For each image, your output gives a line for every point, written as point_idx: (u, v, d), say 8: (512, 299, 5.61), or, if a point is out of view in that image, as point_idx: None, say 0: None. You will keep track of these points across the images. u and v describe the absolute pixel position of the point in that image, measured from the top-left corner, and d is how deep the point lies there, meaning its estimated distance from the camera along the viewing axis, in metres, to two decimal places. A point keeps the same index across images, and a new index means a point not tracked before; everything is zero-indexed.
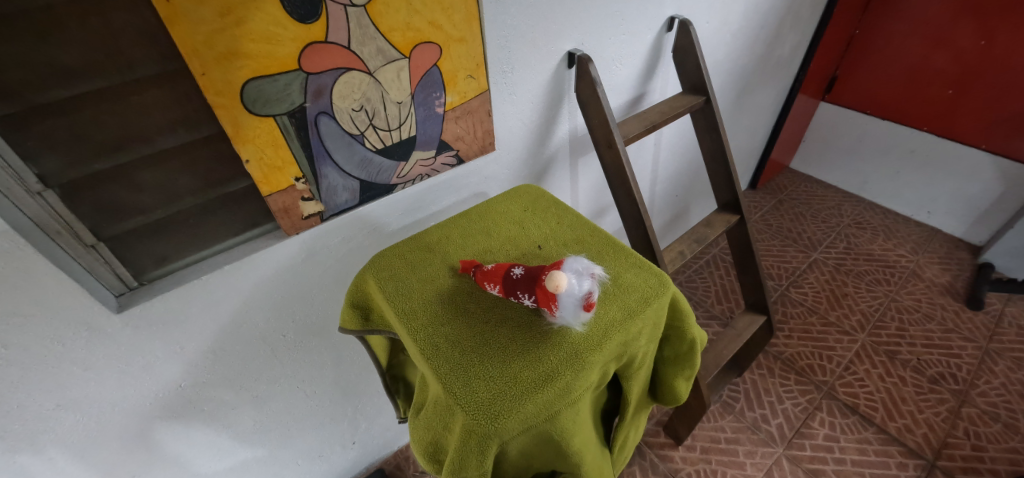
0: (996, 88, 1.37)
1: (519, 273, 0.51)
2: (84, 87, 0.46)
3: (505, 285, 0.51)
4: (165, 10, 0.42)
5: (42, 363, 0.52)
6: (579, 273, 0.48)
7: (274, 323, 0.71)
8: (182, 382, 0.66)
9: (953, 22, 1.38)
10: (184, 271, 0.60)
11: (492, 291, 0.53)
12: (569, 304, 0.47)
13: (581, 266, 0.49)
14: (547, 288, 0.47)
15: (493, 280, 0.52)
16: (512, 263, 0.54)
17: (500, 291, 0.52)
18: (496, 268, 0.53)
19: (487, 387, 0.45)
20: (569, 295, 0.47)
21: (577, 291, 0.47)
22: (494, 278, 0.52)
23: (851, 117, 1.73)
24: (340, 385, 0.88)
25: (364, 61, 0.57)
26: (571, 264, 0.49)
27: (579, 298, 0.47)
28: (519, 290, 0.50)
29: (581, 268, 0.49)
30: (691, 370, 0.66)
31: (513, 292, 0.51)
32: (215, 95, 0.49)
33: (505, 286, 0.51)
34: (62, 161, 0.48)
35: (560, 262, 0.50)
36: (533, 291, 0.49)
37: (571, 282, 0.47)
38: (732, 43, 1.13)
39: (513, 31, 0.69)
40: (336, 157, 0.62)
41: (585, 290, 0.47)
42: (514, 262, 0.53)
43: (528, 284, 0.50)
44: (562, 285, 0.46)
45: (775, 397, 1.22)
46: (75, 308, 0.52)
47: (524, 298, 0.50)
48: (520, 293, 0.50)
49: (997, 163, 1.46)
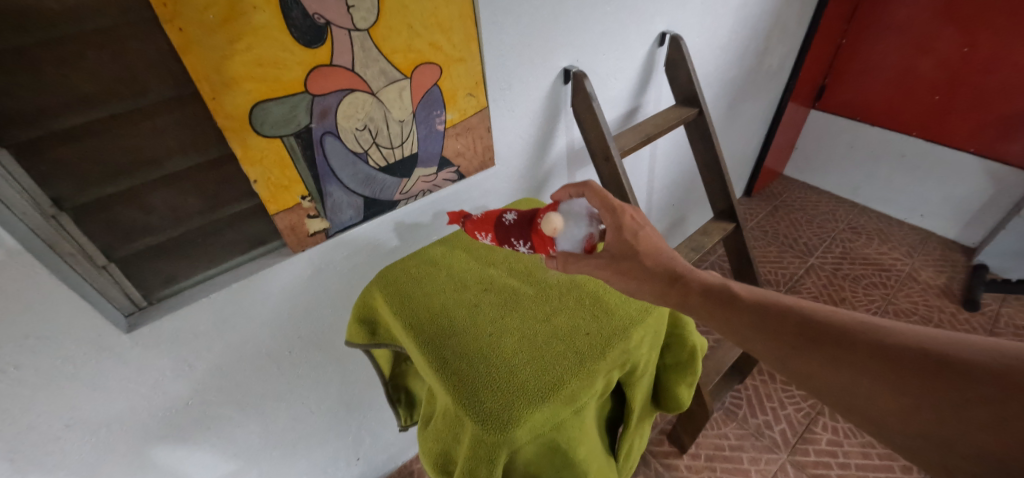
0: (981, 93, 1.40)
1: (510, 220, 0.58)
2: (98, 114, 0.47)
3: (495, 233, 0.59)
4: (177, 39, 0.44)
5: (53, 383, 0.53)
6: (579, 215, 0.55)
7: (279, 340, 0.72)
8: (189, 401, 0.67)
9: (936, 29, 1.42)
10: (193, 290, 0.61)
11: (482, 238, 0.60)
12: (563, 246, 0.54)
13: (580, 207, 0.57)
14: (545, 230, 0.54)
15: (484, 229, 0.59)
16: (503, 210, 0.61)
17: (492, 239, 0.60)
18: (488, 217, 0.60)
19: (496, 398, 0.47)
20: (568, 235, 0.54)
21: (571, 233, 0.54)
22: (484, 227, 0.60)
23: (841, 124, 1.76)
24: (345, 400, 0.88)
25: (367, 82, 0.59)
26: (570, 207, 0.56)
27: (581, 239, 0.54)
28: (513, 236, 0.58)
29: (580, 209, 0.56)
30: (693, 377, 0.67)
31: (507, 238, 0.58)
32: (224, 118, 0.51)
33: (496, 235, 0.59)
34: (75, 185, 0.49)
35: (558, 204, 0.58)
36: (527, 237, 0.57)
37: (568, 223, 0.54)
38: (722, 55, 1.16)
39: (510, 50, 0.72)
40: (340, 175, 0.63)
41: (586, 231, 0.55)
42: (505, 209, 0.60)
43: (520, 231, 0.57)
44: (559, 227, 0.53)
45: (777, 403, 1.23)
46: (86, 328, 0.53)
47: (519, 244, 0.58)
48: (514, 239, 0.58)
49: (985, 166, 1.49)
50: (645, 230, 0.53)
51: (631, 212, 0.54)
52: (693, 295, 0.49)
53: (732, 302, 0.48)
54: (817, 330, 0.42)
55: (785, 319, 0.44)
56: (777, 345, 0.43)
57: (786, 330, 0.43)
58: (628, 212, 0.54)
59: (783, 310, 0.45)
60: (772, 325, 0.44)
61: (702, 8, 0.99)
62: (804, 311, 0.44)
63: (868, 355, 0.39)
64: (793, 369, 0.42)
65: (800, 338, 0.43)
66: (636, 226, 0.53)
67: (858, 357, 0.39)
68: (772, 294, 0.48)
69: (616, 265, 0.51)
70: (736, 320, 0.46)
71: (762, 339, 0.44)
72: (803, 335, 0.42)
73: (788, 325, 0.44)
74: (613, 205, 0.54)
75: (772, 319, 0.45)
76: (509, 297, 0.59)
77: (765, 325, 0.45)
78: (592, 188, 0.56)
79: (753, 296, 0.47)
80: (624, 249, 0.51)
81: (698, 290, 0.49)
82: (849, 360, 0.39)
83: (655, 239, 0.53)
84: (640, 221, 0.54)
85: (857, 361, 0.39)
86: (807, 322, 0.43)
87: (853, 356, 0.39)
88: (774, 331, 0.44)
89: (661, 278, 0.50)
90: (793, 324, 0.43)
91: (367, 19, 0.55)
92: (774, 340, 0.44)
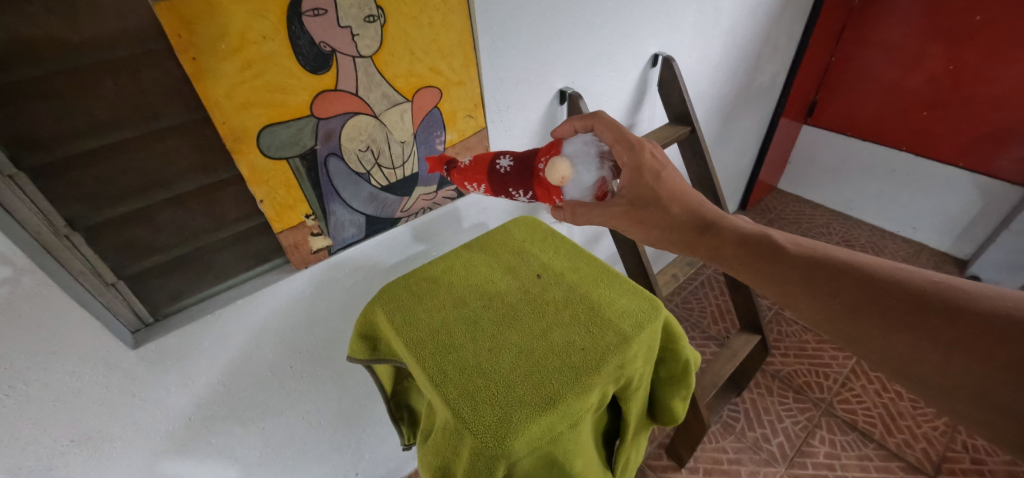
0: (968, 109, 1.44)
1: (505, 169, 0.59)
2: (112, 137, 0.49)
3: (490, 182, 0.60)
4: (190, 67, 0.47)
5: (60, 399, 0.54)
6: (584, 160, 0.55)
7: (282, 355, 0.73)
8: (191, 416, 0.67)
9: (922, 47, 1.46)
10: (197, 306, 0.63)
11: (471, 188, 0.63)
12: (569, 191, 0.55)
13: (591, 139, 0.58)
14: (549, 179, 0.55)
15: (474, 179, 0.62)
16: (494, 154, 0.62)
17: (487, 188, 0.62)
18: (481, 165, 0.61)
19: (496, 410, 0.48)
20: (574, 183, 0.55)
21: (575, 180, 0.55)
22: (477, 177, 0.61)
23: (833, 139, 1.80)
24: (344, 415, 0.89)
25: (370, 106, 0.61)
26: (574, 150, 0.56)
27: (587, 186, 0.55)
28: (511, 186, 0.59)
29: (585, 152, 0.56)
30: (687, 391, 0.68)
31: (505, 186, 0.60)
32: (232, 141, 0.53)
33: (490, 183, 0.61)
34: (87, 206, 0.50)
35: (560, 147, 0.57)
36: (527, 187, 0.58)
37: (574, 170, 0.54)
38: (715, 75, 1.19)
39: (508, 74, 0.74)
40: (343, 195, 0.66)
41: (593, 177, 0.55)
42: (498, 154, 0.61)
43: (518, 180, 0.58)
44: (563, 176, 0.54)
45: (775, 416, 1.23)
46: (94, 344, 0.54)
47: (518, 193, 0.60)
48: (512, 188, 0.59)
49: (973, 180, 1.53)
50: (675, 175, 0.55)
51: (649, 147, 0.55)
52: (726, 242, 0.53)
53: (772, 251, 0.50)
54: (855, 278, 0.45)
55: (826, 269, 0.47)
56: (813, 294, 0.46)
57: (826, 281, 0.46)
58: (648, 147, 0.55)
59: (822, 259, 0.48)
60: (813, 275, 0.47)
61: (694, 31, 1.03)
62: (843, 261, 0.47)
63: (905, 307, 0.41)
64: (827, 317, 0.45)
65: (836, 284, 0.45)
66: (660, 167, 0.54)
67: (893, 310, 0.42)
68: (815, 243, 0.50)
69: (638, 213, 0.54)
70: (771, 267, 0.50)
71: (796, 285, 0.48)
72: (840, 281, 0.45)
73: (829, 275, 0.46)
74: (627, 138, 0.56)
75: (811, 267, 0.47)
76: (507, 313, 0.60)
77: (802, 272, 0.48)
78: (604, 119, 0.58)
79: (793, 245, 0.50)
80: (641, 193, 0.53)
81: (733, 240, 0.52)
82: (884, 314, 0.42)
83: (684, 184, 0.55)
84: (661, 161, 0.55)
85: (893, 314, 0.42)
86: (849, 273, 0.45)
87: (889, 309, 0.42)
88: (813, 281, 0.47)
89: (689, 226, 0.54)
90: (832, 272, 0.46)
91: (370, 46, 0.57)
92: (810, 285, 0.47)
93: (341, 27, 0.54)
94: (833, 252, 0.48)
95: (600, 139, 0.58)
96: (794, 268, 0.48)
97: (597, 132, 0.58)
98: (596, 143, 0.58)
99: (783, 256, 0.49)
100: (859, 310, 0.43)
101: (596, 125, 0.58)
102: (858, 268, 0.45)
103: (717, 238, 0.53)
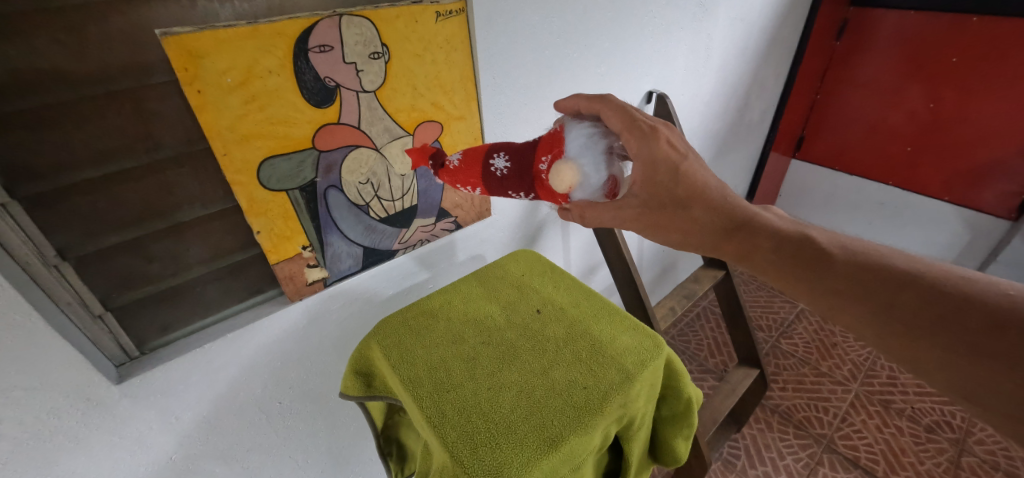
0: (956, 142, 1.47)
1: (501, 172, 0.53)
2: (112, 167, 0.47)
3: (486, 185, 0.55)
4: (193, 99, 0.47)
5: (35, 438, 0.51)
6: (591, 160, 0.49)
7: (272, 390, 0.71)
8: (173, 454, 0.64)
9: (903, 85, 1.52)
10: (186, 340, 0.61)
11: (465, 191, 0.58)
12: (578, 195, 0.51)
13: (591, 125, 0.52)
14: (555, 187, 0.50)
15: (473, 178, 0.56)
16: (487, 150, 0.55)
17: (483, 189, 0.57)
18: (477, 164, 0.55)
19: (495, 454, 0.46)
20: (582, 188, 0.50)
21: (581, 184, 0.50)
22: (471, 180, 0.56)
23: (821, 173, 1.85)
24: (334, 455, 0.84)
25: (372, 139, 0.62)
26: (578, 149, 0.49)
27: (596, 188, 0.51)
28: (511, 190, 0.54)
29: (592, 149, 0.50)
30: (689, 429, 0.66)
31: (503, 190, 0.55)
32: (233, 173, 0.53)
33: (487, 186, 0.56)
34: (80, 236, 0.48)
35: (563, 143, 0.50)
36: (528, 190, 0.54)
37: (582, 175, 0.49)
38: (706, 111, 1.24)
39: (508, 110, 0.76)
40: (341, 226, 0.65)
41: (602, 178, 0.51)
42: (492, 152, 0.54)
43: (518, 182, 0.53)
44: (571, 185, 0.49)
45: (776, 453, 1.21)
46: (77, 379, 0.52)
47: (519, 194, 0.55)
48: (511, 191, 0.54)
49: (959, 212, 1.57)
50: (701, 172, 0.52)
51: (667, 135, 0.50)
52: (758, 245, 0.50)
53: (816, 257, 0.47)
54: (910, 288, 0.42)
55: (879, 279, 0.43)
56: (863, 308, 0.43)
57: (879, 293, 0.43)
58: (663, 134, 0.50)
59: (874, 267, 0.44)
60: (864, 285, 0.44)
61: (687, 72, 1.07)
62: (895, 269, 0.43)
63: (975, 327, 0.38)
64: (876, 334, 0.42)
65: (885, 297, 0.42)
66: (678, 158, 0.50)
67: (958, 328, 0.38)
68: (860, 246, 0.47)
69: (651, 218, 0.50)
70: (813, 275, 0.46)
71: (838, 298, 0.44)
72: (894, 291, 0.42)
73: (884, 286, 0.43)
74: (637, 125, 0.50)
75: (861, 276, 0.44)
76: (507, 350, 0.59)
77: (844, 280, 0.45)
78: (612, 104, 0.52)
79: (834, 247, 0.47)
80: (658, 198, 0.50)
81: (767, 240, 0.50)
82: (947, 333, 0.39)
83: (707, 176, 0.52)
84: (677, 151, 0.50)
85: (958, 333, 0.38)
86: (906, 282, 0.42)
87: (951, 328, 0.39)
88: (863, 291, 0.43)
89: (717, 229, 0.50)
90: (885, 282, 0.43)
91: (374, 82, 0.58)
92: (857, 292, 0.44)
93: (347, 63, 0.55)
94: (884, 259, 0.45)
95: (606, 126, 0.52)
96: (840, 275, 0.45)
97: (605, 119, 0.52)
98: (603, 132, 0.52)
99: (826, 263, 0.46)
100: (911, 326, 0.40)
101: (603, 111, 0.52)
102: (913, 277, 0.42)
103: (747, 240, 0.50)
